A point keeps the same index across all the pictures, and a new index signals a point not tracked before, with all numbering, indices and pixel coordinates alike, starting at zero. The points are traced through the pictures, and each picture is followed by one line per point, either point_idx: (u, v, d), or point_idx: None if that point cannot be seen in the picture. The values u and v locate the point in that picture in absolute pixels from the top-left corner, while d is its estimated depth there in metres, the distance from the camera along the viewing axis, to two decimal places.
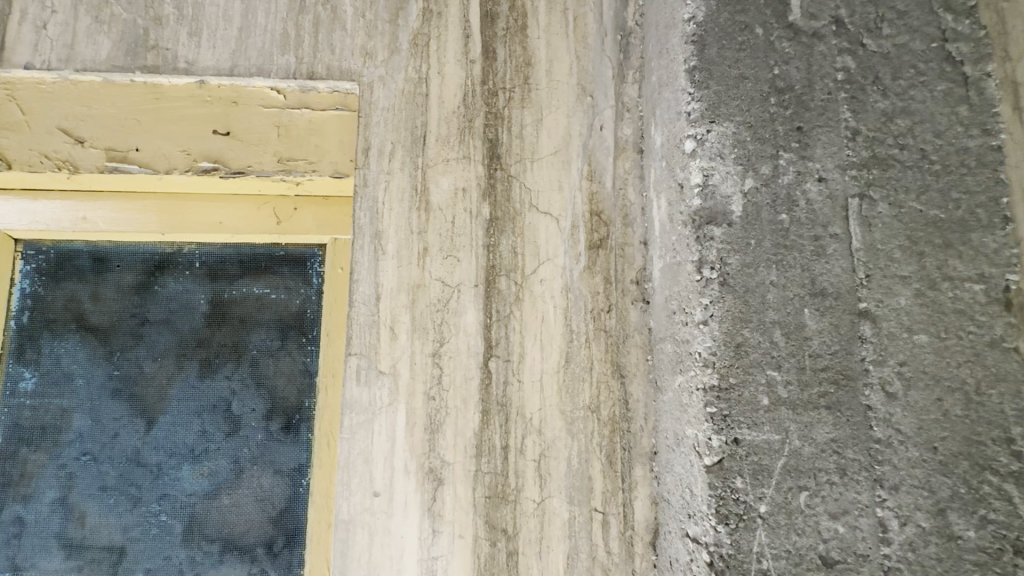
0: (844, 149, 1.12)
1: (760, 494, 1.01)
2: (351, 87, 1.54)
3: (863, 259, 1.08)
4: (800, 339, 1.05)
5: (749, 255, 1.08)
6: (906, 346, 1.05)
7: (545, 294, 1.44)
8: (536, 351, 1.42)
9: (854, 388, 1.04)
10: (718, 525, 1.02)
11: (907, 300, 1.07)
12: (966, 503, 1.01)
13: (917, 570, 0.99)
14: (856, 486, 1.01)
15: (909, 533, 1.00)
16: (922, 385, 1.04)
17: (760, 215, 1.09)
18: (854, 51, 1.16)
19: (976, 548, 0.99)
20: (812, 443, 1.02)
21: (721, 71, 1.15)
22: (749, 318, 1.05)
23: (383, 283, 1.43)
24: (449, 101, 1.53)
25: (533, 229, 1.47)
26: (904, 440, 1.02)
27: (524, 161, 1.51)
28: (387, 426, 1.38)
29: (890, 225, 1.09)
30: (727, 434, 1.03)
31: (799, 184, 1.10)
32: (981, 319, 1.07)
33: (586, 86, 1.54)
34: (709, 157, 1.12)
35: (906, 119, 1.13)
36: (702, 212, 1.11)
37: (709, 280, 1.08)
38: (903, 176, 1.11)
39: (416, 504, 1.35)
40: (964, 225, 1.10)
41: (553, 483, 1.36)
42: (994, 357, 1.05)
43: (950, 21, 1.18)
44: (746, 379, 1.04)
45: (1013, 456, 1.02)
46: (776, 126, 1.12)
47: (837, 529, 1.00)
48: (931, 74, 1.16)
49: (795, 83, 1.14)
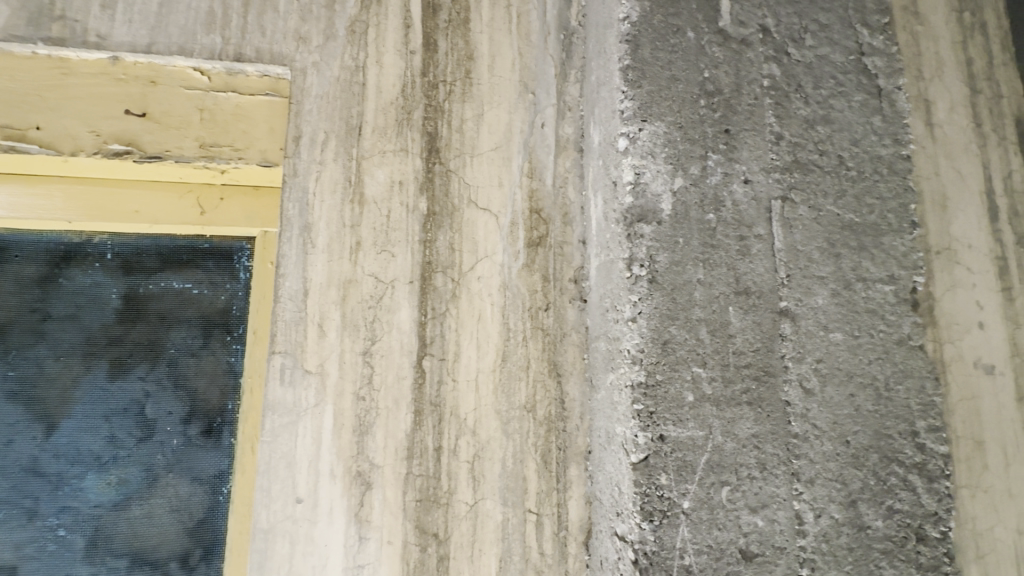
0: (768, 153, 1.15)
1: (683, 490, 1.01)
2: (282, 72, 1.47)
3: (784, 259, 1.11)
4: (724, 337, 1.07)
5: (677, 252, 1.09)
6: (822, 344, 1.09)
7: (482, 292, 1.42)
8: (472, 350, 1.39)
9: (774, 384, 1.06)
10: (643, 522, 1.01)
11: (824, 299, 1.11)
12: (875, 494, 1.06)
13: (830, 560, 1.02)
14: (774, 480, 1.03)
15: (823, 524, 1.03)
16: (837, 381, 1.08)
17: (689, 214, 1.10)
18: (779, 59, 1.20)
19: (883, 536, 1.04)
20: (735, 438, 1.04)
21: (654, 71, 1.16)
22: (676, 315, 1.06)
23: (311, 278, 1.37)
24: (388, 92, 1.48)
25: (472, 225, 1.44)
26: (819, 434, 1.06)
27: (463, 156, 1.48)
28: (312, 428, 1.31)
29: (810, 227, 1.13)
30: (653, 431, 1.02)
31: (725, 185, 1.13)
32: (891, 318, 1.12)
33: (528, 83, 1.53)
34: (641, 155, 1.12)
35: (826, 127, 1.18)
36: (634, 209, 1.11)
37: (639, 277, 1.07)
38: (821, 180, 1.16)
39: (342, 510, 1.29)
40: (876, 229, 1.16)
41: (487, 485, 1.34)
42: (902, 354, 1.11)
43: (866, 36, 1.24)
44: (672, 376, 1.04)
45: (916, 448, 1.08)
46: (705, 128, 1.14)
47: (756, 523, 1.02)
48: (849, 84, 1.21)
49: (724, 87, 1.17)
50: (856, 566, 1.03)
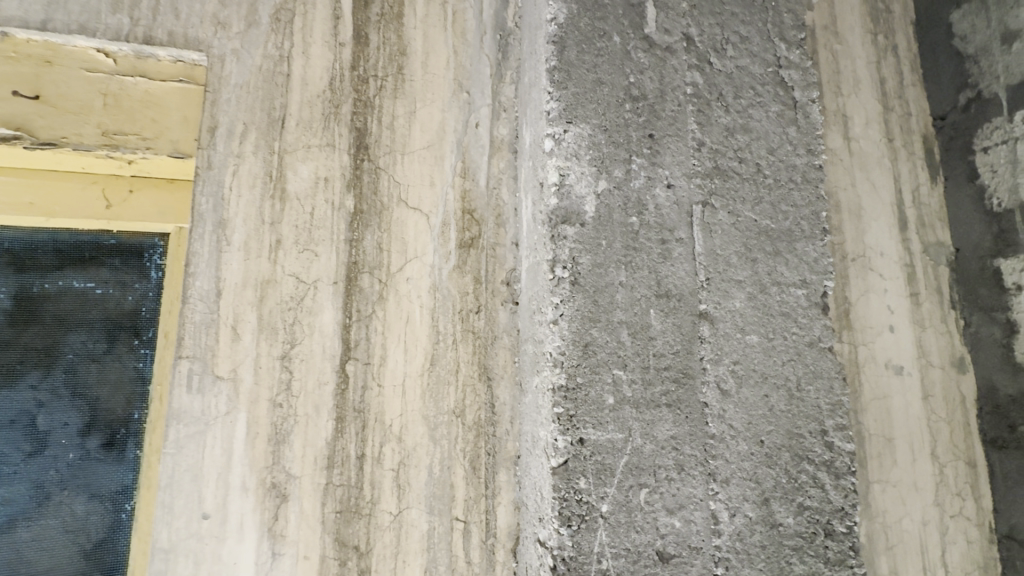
0: (690, 159, 1.18)
1: (602, 494, 1.01)
2: (198, 58, 1.38)
3: (704, 263, 1.14)
4: (645, 339, 1.07)
5: (600, 255, 1.09)
6: (739, 346, 1.12)
7: (411, 293, 1.37)
8: (399, 354, 1.34)
9: (692, 386, 1.08)
10: (561, 527, 0.99)
11: (741, 302, 1.14)
12: (787, 491, 1.09)
13: (743, 558, 1.04)
14: (692, 481, 1.05)
15: (738, 523, 1.05)
16: (752, 382, 1.11)
17: (612, 216, 1.11)
18: (701, 68, 1.23)
19: (794, 533, 1.08)
20: (654, 440, 1.04)
21: (579, 74, 1.16)
22: (598, 317, 1.06)
23: (225, 277, 1.29)
24: (314, 85, 1.42)
25: (401, 225, 1.40)
26: (734, 435, 1.08)
27: (394, 153, 1.43)
28: (222, 438, 1.22)
29: (728, 232, 1.16)
30: (573, 435, 1.01)
31: (648, 189, 1.14)
32: (803, 321, 1.16)
33: (463, 82, 1.51)
34: (565, 156, 1.12)
35: (745, 135, 1.22)
36: (558, 210, 1.10)
37: (561, 279, 1.06)
38: (740, 187, 1.19)
39: (254, 525, 1.21)
40: (790, 235, 1.20)
41: (412, 494, 1.29)
42: (813, 356, 1.15)
43: (784, 50, 1.29)
44: (592, 379, 1.04)
45: (825, 446, 1.12)
46: (629, 132, 1.15)
47: (673, 524, 1.02)
48: (766, 95, 1.26)
49: (648, 93, 1.18)
50: (768, 564, 1.05)
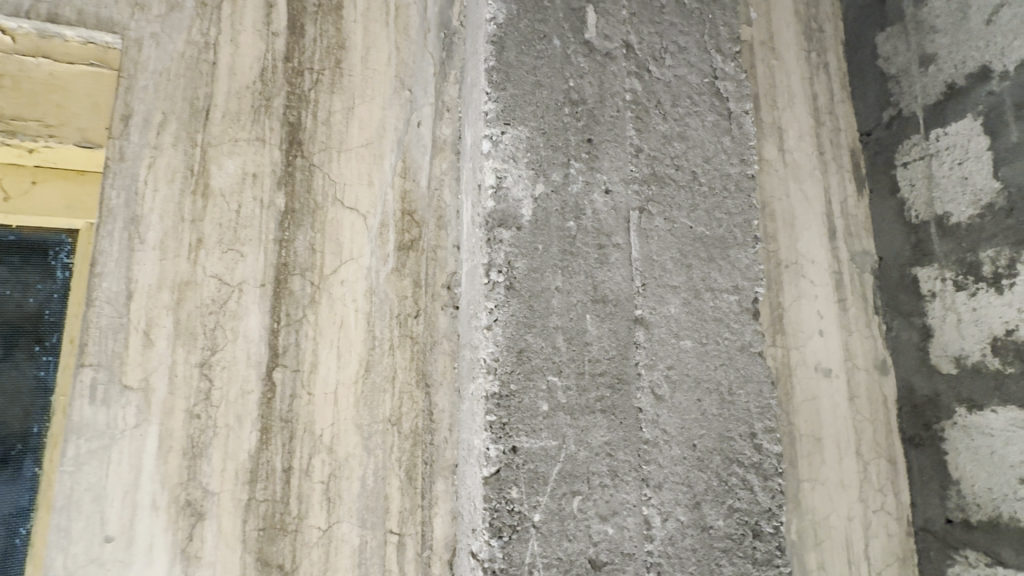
0: (628, 164, 1.18)
1: (534, 503, 0.99)
2: (111, 40, 1.27)
3: (640, 268, 1.14)
4: (580, 344, 1.06)
5: (536, 259, 1.07)
6: (673, 351, 1.13)
7: (345, 297, 1.32)
8: (331, 360, 1.28)
9: (627, 392, 1.08)
10: (492, 539, 0.96)
11: (675, 307, 1.15)
12: (717, 494, 1.10)
13: (675, 562, 1.05)
14: (625, 487, 1.04)
15: (670, 528, 1.06)
16: (685, 387, 1.12)
17: (549, 220, 1.09)
18: (640, 75, 1.24)
19: (724, 535, 1.09)
20: (588, 447, 1.03)
21: (518, 75, 1.14)
22: (533, 323, 1.04)
23: (137, 278, 1.19)
24: (243, 75, 1.34)
25: (336, 225, 1.34)
26: (668, 439, 1.09)
27: (330, 150, 1.37)
28: (130, 453, 1.13)
29: (665, 238, 1.18)
30: (505, 444, 0.99)
31: (586, 193, 1.13)
32: (735, 326, 1.19)
33: (405, 80, 1.46)
34: (502, 158, 1.09)
35: (682, 143, 1.24)
36: (494, 213, 1.07)
37: (496, 283, 1.04)
38: (676, 194, 1.21)
39: (165, 546, 1.12)
40: (724, 242, 1.22)
41: (343, 507, 1.23)
42: (744, 360, 1.18)
43: (720, 62, 1.32)
44: (526, 385, 1.02)
45: (754, 449, 1.15)
46: (568, 136, 1.15)
47: (607, 531, 1.02)
48: (703, 105, 1.28)
49: (587, 98, 1.18)
50: (698, 566, 1.06)
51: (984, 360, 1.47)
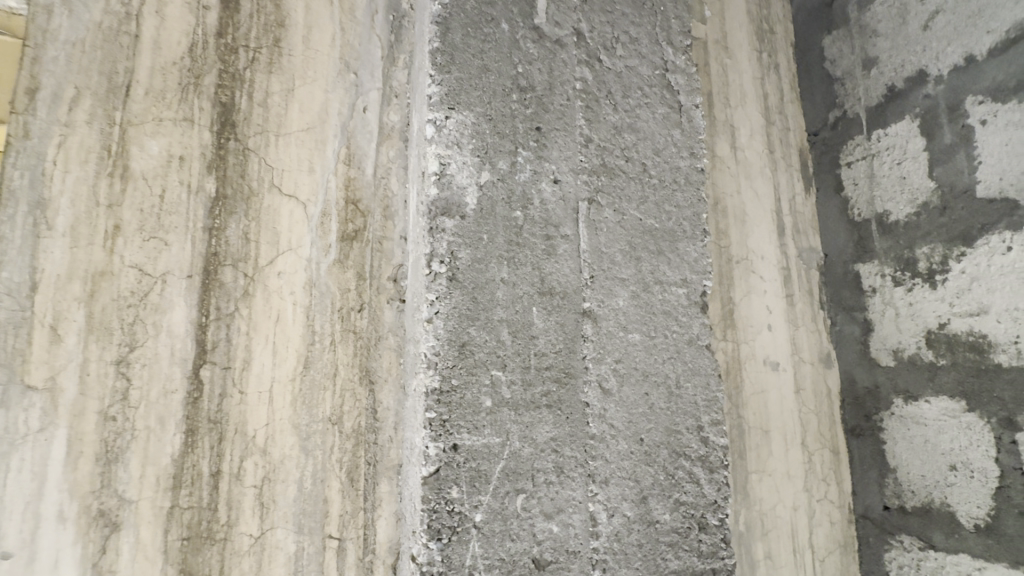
0: (577, 154, 1.16)
1: (475, 502, 0.95)
2: (15, 6, 1.16)
3: (588, 260, 1.12)
4: (526, 338, 1.03)
5: (481, 249, 1.03)
6: (621, 344, 1.11)
7: (282, 290, 1.24)
8: (266, 356, 1.20)
9: (574, 386, 1.05)
10: (430, 542, 0.92)
11: (624, 301, 1.13)
12: (664, 488, 1.09)
13: (620, 559, 1.03)
14: (571, 484, 1.02)
15: (616, 524, 1.04)
16: (633, 380, 1.11)
17: (495, 209, 1.06)
18: (591, 64, 1.22)
19: (670, 529, 1.08)
20: (532, 443, 1.00)
21: (464, 58, 1.10)
22: (476, 316, 1.00)
23: (44, 268, 1.09)
24: (169, 50, 1.25)
25: (274, 214, 1.27)
26: (615, 433, 1.07)
27: (267, 134, 1.29)
28: (33, 460, 1.03)
29: (614, 230, 1.16)
30: (446, 442, 0.95)
31: (534, 183, 1.10)
32: (683, 319, 1.18)
33: (350, 62, 1.39)
34: (445, 144, 1.05)
35: (632, 135, 1.23)
36: (438, 202, 1.03)
37: (438, 274, 0.99)
38: (626, 186, 1.19)
39: (74, 560, 1.03)
40: (673, 235, 1.22)
41: (277, 512, 1.16)
42: (691, 354, 1.18)
43: (671, 54, 1.31)
44: (468, 380, 0.98)
45: (701, 442, 1.15)
46: (516, 123, 1.11)
47: (551, 529, 0.99)
48: (653, 97, 1.27)
49: (536, 85, 1.15)
50: (644, 562, 1.05)
51: (919, 353, 1.49)
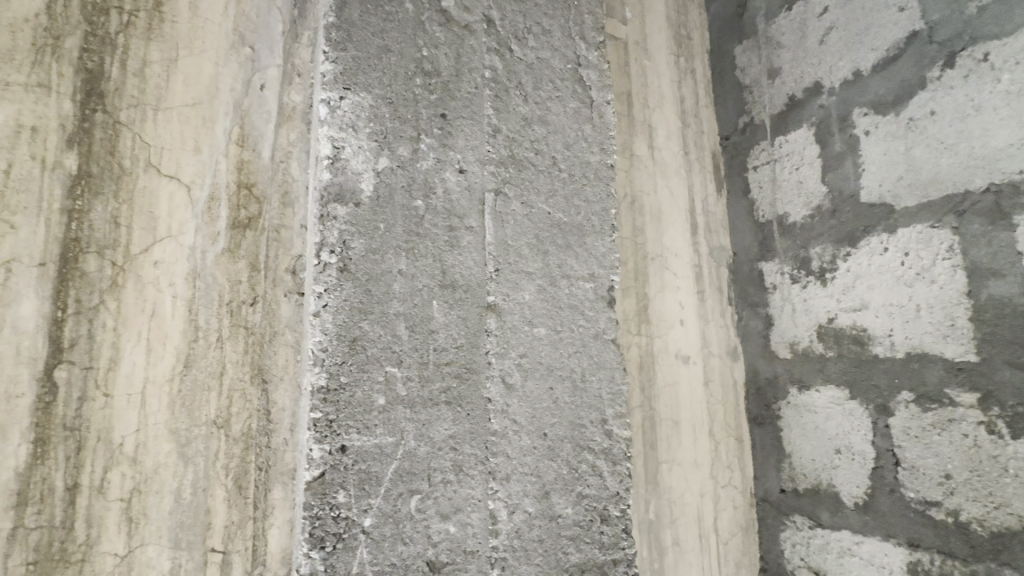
0: (485, 144, 1.13)
1: (364, 506, 0.90)
2: None
3: (494, 253, 1.10)
4: (425, 332, 0.99)
5: (376, 239, 0.98)
6: (526, 339, 1.10)
7: (159, 281, 1.13)
8: (138, 354, 1.09)
9: (476, 381, 1.03)
10: (312, 551, 0.86)
11: (530, 294, 1.12)
12: (567, 482, 1.09)
13: (520, 555, 1.02)
14: (470, 482, 0.99)
15: (517, 520, 1.03)
16: (538, 375, 1.10)
17: (393, 197, 1.01)
18: (501, 53, 1.19)
19: (572, 523, 1.09)
20: (429, 442, 0.96)
21: (362, 36, 1.04)
22: (370, 309, 0.95)
23: None
24: (20, 6, 1.10)
25: (151, 196, 1.14)
26: (517, 429, 1.05)
27: (143, 107, 1.16)
28: None
29: (521, 223, 1.14)
30: (332, 443, 0.89)
31: (437, 171, 1.06)
32: (590, 314, 1.18)
33: (246, 35, 1.28)
34: (340, 126, 0.99)
35: (542, 127, 1.21)
36: (330, 187, 0.97)
37: (327, 265, 0.94)
38: (535, 178, 1.18)
39: None
40: (582, 229, 1.22)
41: (150, 527, 1.05)
42: (597, 348, 1.18)
43: (583, 49, 1.31)
44: (360, 377, 0.92)
45: (605, 435, 1.15)
46: (419, 108, 1.06)
47: (448, 530, 0.96)
48: (565, 91, 1.27)
49: (442, 70, 1.11)
50: (545, 557, 1.05)
51: (811, 346, 1.59)
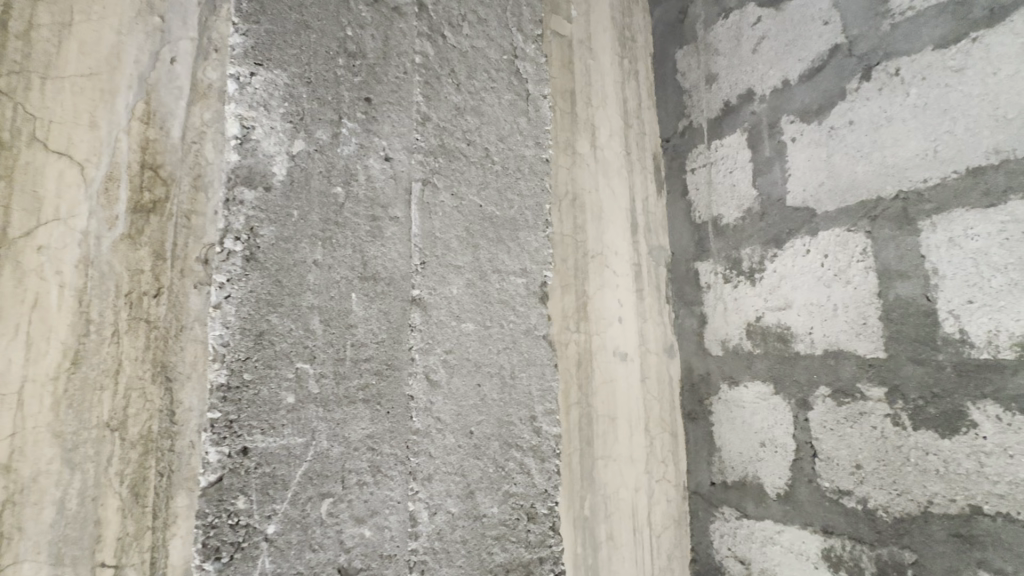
0: (413, 132, 1.09)
1: (268, 513, 0.85)
2: None
3: (420, 245, 1.05)
4: (342, 327, 0.94)
5: (289, 228, 0.92)
6: (452, 334, 1.07)
7: (44, 268, 1.02)
8: (16, 349, 0.99)
9: (397, 378, 0.99)
10: (206, 562, 0.80)
11: (458, 289, 1.09)
12: (492, 481, 1.07)
13: (442, 557, 0.99)
14: (388, 483, 0.95)
15: (439, 522, 1.00)
16: (464, 371, 1.07)
17: (309, 182, 0.95)
18: (433, 39, 1.15)
19: (497, 522, 1.06)
20: (343, 442, 0.92)
21: (277, 10, 0.97)
22: (280, 301, 0.90)
23: None
24: None
25: (36, 174, 1.03)
26: (441, 427, 1.02)
27: (28, 75, 1.05)
28: None
29: (450, 215, 1.11)
30: (232, 445, 0.83)
31: (359, 157, 1.01)
32: (521, 309, 1.16)
33: (155, 2, 1.17)
34: (250, 105, 0.92)
35: (475, 118, 1.18)
36: (239, 170, 0.90)
37: (231, 253, 0.87)
38: (466, 169, 1.15)
39: None
40: (514, 223, 1.20)
41: (26, 542, 0.95)
42: (528, 344, 1.16)
43: (520, 41, 1.29)
44: (266, 374, 0.87)
45: (534, 432, 1.13)
46: (341, 90, 1.01)
47: (363, 534, 0.92)
48: (500, 82, 1.24)
49: (368, 52, 1.06)
50: (468, 559, 1.02)
51: (740, 343, 1.64)
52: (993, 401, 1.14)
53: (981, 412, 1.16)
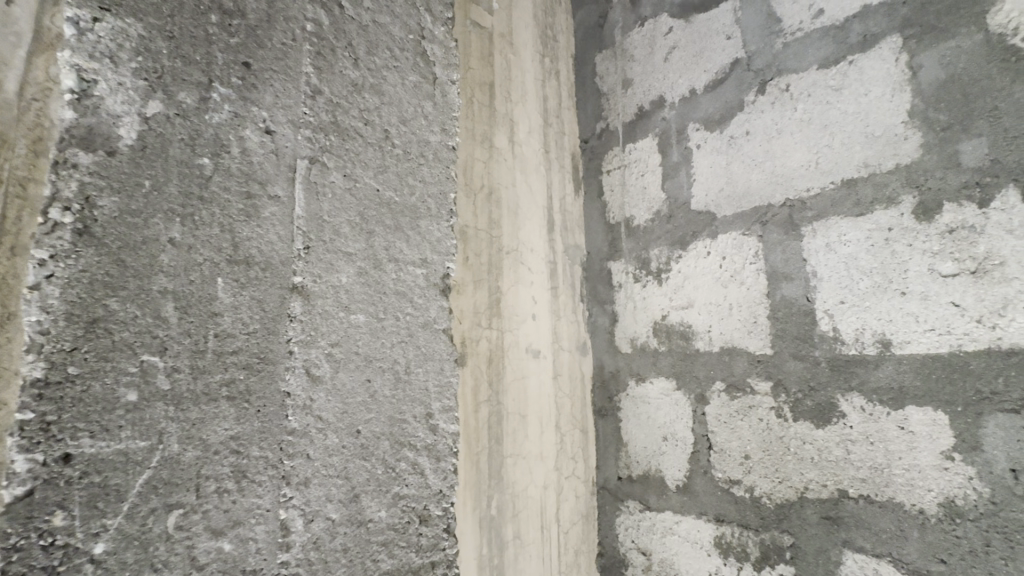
0: (301, 105, 1.00)
1: (96, 530, 0.73)
2: None
3: (305, 228, 0.97)
4: (203, 315, 0.84)
5: (137, 201, 0.81)
6: (340, 326, 0.99)
7: None
8: None
9: (270, 373, 0.89)
10: None
11: (347, 277, 1.01)
12: (381, 483, 1.00)
13: (319, 568, 0.91)
14: (256, 490, 0.86)
15: (316, 529, 0.91)
16: (352, 366, 0.99)
17: (167, 150, 0.84)
18: (329, 8, 1.06)
19: (385, 527, 1.00)
20: (200, 445, 0.82)
21: None
22: (122, 285, 0.78)
23: None
24: None
25: None
26: (323, 427, 0.94)
27: None
28: None
29: (342, 198, 1.03)
30: (49, 452, 0.70)
31: (233, 127, 0.91)
32: (419, 301, 1.11)
33: None
34: (93, 54, 0.79)
35: (374, 97, 1.11)
36: (75, 129, 0.77)
37: (57, 225, 0.74)
38: (362, 150, 1.07)
39: None
40: (414, 211, 1.14)
41: None
42: (425, 338, 1.11)
43: (429, 23, 1.24)
44: (99, 369, 0.75)
45: (429, 430, 1.08)
46: (212, 50, 0.90)
47: (221, 548, 0.82)
48: (405, 62, 1.17)
49: (248, 13, 0.95)
50: (349, 568, 0.94)
51: (647, 341, 1.69)
52: (858, 394, 1.24)
53: (848, 404, 1.25)
